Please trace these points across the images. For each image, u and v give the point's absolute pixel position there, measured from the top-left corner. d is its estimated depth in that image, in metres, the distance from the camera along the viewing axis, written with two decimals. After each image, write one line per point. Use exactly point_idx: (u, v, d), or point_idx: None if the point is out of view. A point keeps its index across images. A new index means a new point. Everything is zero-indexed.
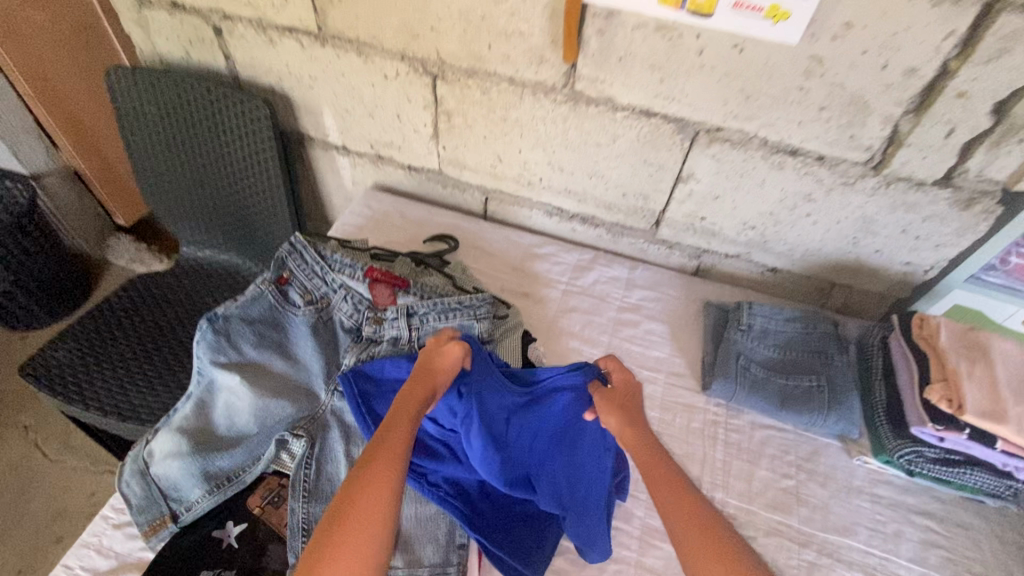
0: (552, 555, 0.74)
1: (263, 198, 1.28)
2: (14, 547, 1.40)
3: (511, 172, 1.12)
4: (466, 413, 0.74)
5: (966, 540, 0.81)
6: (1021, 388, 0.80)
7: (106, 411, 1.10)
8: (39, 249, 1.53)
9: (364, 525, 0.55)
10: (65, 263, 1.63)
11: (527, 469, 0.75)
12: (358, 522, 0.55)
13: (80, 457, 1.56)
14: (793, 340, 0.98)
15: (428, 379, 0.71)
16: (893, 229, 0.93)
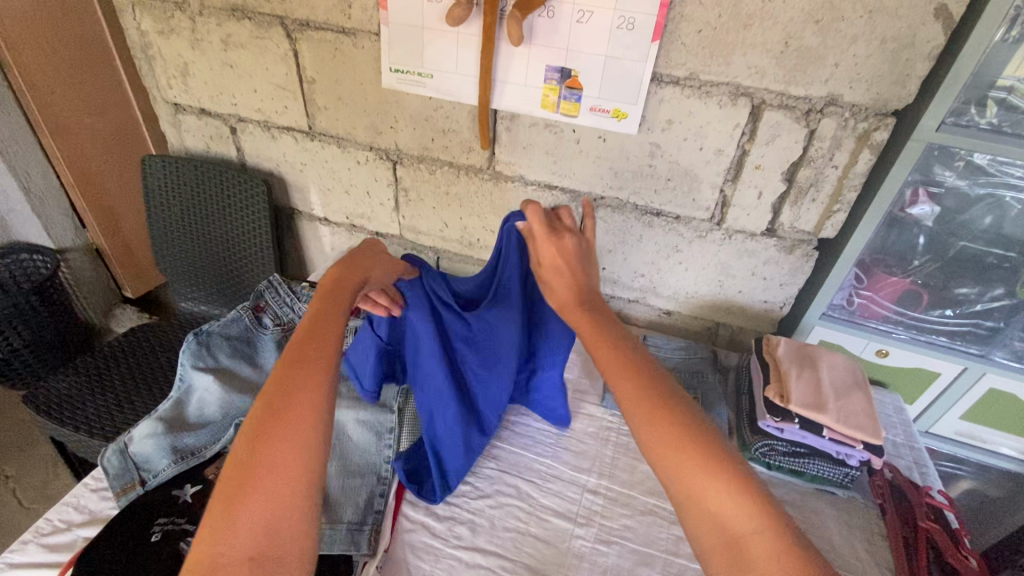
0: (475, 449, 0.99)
1: (254, 261, 1.54)
2: None
3: (455, 236, 1.40)
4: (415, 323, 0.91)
5: (816, 521, 0.95)
6: (842, 388, 1.01)
7: (94, 433, 1.24)
8: (52, 312, 1.70)
9: (289, 420, 0.61)
10: (73, 327, 1.79)
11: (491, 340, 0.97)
12: (280, 423, 0.61)
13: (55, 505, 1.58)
14: (677, 364, 1.18)
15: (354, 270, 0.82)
16: (745, 272, 1.19)
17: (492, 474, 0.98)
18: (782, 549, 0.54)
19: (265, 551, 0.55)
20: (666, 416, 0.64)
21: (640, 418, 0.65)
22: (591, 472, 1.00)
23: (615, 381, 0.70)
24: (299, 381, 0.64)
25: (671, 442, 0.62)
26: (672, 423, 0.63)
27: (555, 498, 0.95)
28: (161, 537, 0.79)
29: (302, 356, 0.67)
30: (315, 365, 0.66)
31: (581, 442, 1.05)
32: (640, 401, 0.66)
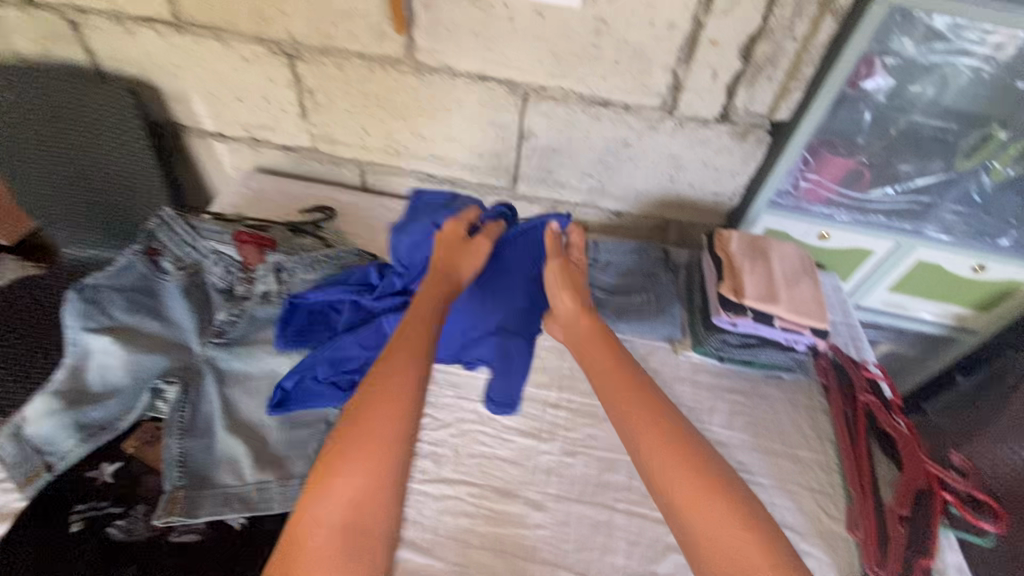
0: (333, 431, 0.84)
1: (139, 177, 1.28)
2: None
3: (379, 144, 1.22)
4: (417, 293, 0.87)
5: (765, 406, 0.99)
6: (791, 276, 1.01)
7: None
8: None
9: (396, 390, 0.65)
10: None
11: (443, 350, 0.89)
12: (384, 394, 0.64)
13: None
14: (631, 268, 1.14)
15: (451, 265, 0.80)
16: (697, 164, 1.12)
17: (450, 403, 0.93)
18: (764, 550, 0.60)
19: (355, 526, 0.58)
20: (656, 423, 0.70)
21: (635, 422, 0.70)
22: (551, 387, 0.98)
23: (609, 388, 0.75)
24: (405, 359, 0.67)
25: (652, 437, 0.68)
26: (659, 422, 0.70)
27: (517, 418, 0.93)
28: (83, 526, 0.72)
29: (412, 338, 0.70)
30: (419, 351, 0.69)
31: (538, 357, 1.02)
32: (627, 401, 0.72)
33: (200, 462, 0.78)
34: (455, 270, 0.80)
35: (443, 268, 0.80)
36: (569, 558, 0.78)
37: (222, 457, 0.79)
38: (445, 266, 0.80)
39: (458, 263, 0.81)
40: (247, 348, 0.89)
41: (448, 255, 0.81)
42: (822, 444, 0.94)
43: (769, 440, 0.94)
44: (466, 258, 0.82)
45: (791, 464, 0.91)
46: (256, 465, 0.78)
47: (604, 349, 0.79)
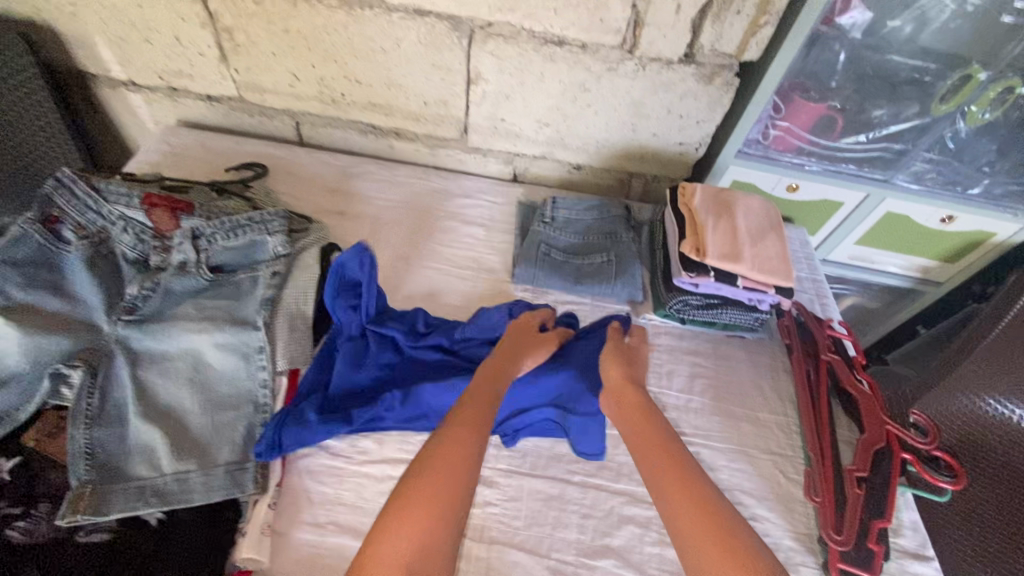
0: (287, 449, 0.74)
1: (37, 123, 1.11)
2: None
3: (313, 92, 1.10)
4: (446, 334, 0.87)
5: (727, 368, 0.95)
6: (756, 232, 0.95)
7: None
8: None
9: (448, 457, 0.61)
10: None
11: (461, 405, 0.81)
12: (431, 460, 0.60)
13: None
14: (591, 226, 1.07)
15: (515, 353, 0.81)
16: (660, 111, 1.03)
17: None
18: None
19: None
20: (694, 487, 0.63)
21: (673, 494, 0.63)
22: None
23: (648, 459, 0.69)
24: (456, 430, 0.65)
25: (691, 510, 0.61)
26: (699, 492, 0.63)
27: None
28: None
29: (469, 413, 0.68)
30: (475, 425, 0.66)
31: None
32: (672, 474, 0.65)
33: (112, 453, 0.71)
34: (518, 355, 0.81)
35: (507, 353, 0.81)
36: (519, 535, 0.74)
37: (137, 446, 0.72)
38: (512, 350, 0.82)
39: (523, 351, 0.82)
40: (162, 325, 0.80)
41: (518, 342, 0.83)
42: (782, 406, 0.92)
43: (729, 404, 0.91)
44: (529, 348, 0.83)
45: (751, 427, 0.89)
46: (174, 454, 0.71)
47: (647, 420, 0.73)
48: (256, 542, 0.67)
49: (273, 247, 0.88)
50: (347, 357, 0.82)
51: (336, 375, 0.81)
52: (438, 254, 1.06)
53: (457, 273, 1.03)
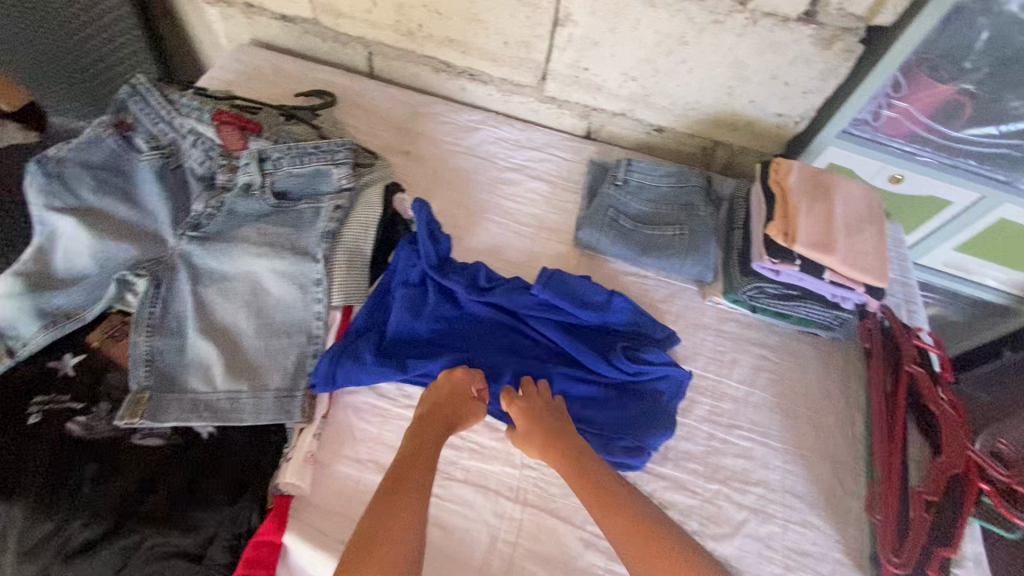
0: (335, 384, 0.74)
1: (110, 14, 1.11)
2: None
3: (389, 20, 1.05)
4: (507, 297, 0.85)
5: (794, 364, 0.89)
6: (854, 223, 0.86)
7: None
8: None
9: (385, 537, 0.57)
10: None
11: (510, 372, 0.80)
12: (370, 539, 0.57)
13: None
14: (666, 195, 0.99)
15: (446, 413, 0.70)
16: (764, 75, 0.93)
17: None
18: None
19: None
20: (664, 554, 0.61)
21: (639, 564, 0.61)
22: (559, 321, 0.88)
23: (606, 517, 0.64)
24: (390, 503, 0.60)
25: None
26: (668, 557, 0.61)
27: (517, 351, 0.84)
28: (41, 419, 0.66)
29: (406, 481, 0.62)
30: (415, 497, 0.61)
31: None
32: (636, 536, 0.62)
33: (170, 363, 0.72)
34: (458, 423, 0.70)
35: (436, 417, 0.70)
36: (556, 503, 0.73)
37: (193, 360, 0.73)
38: (447, 410, 0.70)
39: (460, 414, 0.71)
40: (225, 245, 0.80)
41: (446, 402, 0.71)
42: (851, 414, 0.86)
43: (792, 403, 0.85)
44: (463, 404, 0.71)
45: (812, 429, 0.83)
46: (227, 373, 0.72)
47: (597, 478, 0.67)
48: (299, 470, 0.68)
49: (337, 179, 0.85)
50: (404, 303, 0.82)
51: (392, 320, 0.81)
52: (501, 207, 1.01)
53: (518, 229, 0.99)
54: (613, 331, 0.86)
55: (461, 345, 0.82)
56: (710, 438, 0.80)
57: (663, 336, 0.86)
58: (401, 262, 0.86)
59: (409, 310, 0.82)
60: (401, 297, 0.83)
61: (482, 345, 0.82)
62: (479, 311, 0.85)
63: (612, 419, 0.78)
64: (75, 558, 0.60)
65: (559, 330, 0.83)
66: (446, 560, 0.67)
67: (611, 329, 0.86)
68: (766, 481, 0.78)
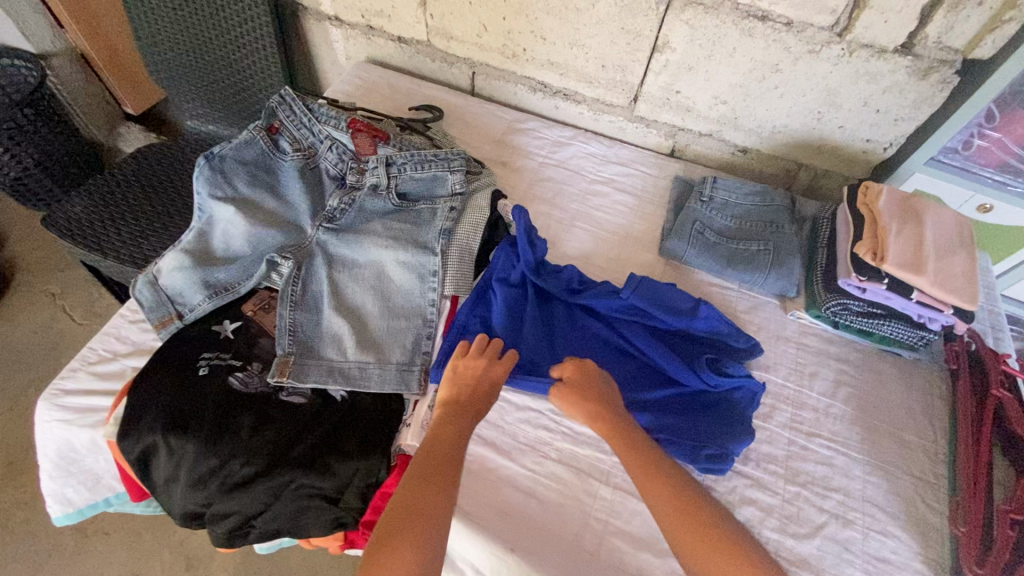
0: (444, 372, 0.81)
1: (254, 43, 1.29)
2: (20, 375, 1.38)
3: (497, 43, 1.16)
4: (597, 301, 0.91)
5: (876, 381, 0.91)
6: (944, 248, 0.88)
7: (107, 254, 1.12)
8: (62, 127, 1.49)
9: (425, 511, 0.63)
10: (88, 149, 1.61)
11: None
12: (409, 514, 0.62)
13: (84, 307, 1.51)
14: (750, 212, 1.05)
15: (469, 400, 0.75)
16: (855, 102, 0.97)
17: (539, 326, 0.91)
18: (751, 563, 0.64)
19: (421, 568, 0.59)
20: (697, 523, 0.66)
21: (674, 528, 0.66)
22: None
23: (637, 475, 0.71)
24: (429, 482, 0.65)
25: (687, 533, 0.66)
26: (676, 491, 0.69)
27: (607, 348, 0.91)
28: (209, 371, 0.78)
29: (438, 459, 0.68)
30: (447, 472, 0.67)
31: None
32: (667, 503, 0.68)
33: (308, 335, 0.83)
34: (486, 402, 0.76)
35: (463, 400, 0.75)
36: None
37: (328, 333, 0.84)
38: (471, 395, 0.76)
39: (485, 392, 0.76)
40: (355, 236, 0.91)
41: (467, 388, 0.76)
42: (934, 433, 0.87)
43: (874, 417, 0.87)
44: (488, 384, 0.77)
45: (894, 445, 0.85)
46: (358, 346, 0.82)
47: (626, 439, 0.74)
48: (417, 434, 0.77)
49: (452, 183, 0.96)
50: (505, 300, 0.88)
51: (494, 316, 0.87)
52: (590, 216, 1.09)
53: (605, 236, 1.06)
54: (698, 337, 0.91)
55: (553, 341, 0.88)
56: (790, 443, 0.84)
57: (744, 346, 0.90)
58: (501, 262, 0.93)
59: (507, 306, 0.88)
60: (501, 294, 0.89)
61: (574, 346, 0.88)
62: (570, 313, 0.92)
63: (695, 428, 0.81)
64: (236, 490, 0.70)
65: (647, 333, 0.89)
66: (541, 528, 0.74)
67: (696, 335, 0.91)
68: (845, 488, 0.81)
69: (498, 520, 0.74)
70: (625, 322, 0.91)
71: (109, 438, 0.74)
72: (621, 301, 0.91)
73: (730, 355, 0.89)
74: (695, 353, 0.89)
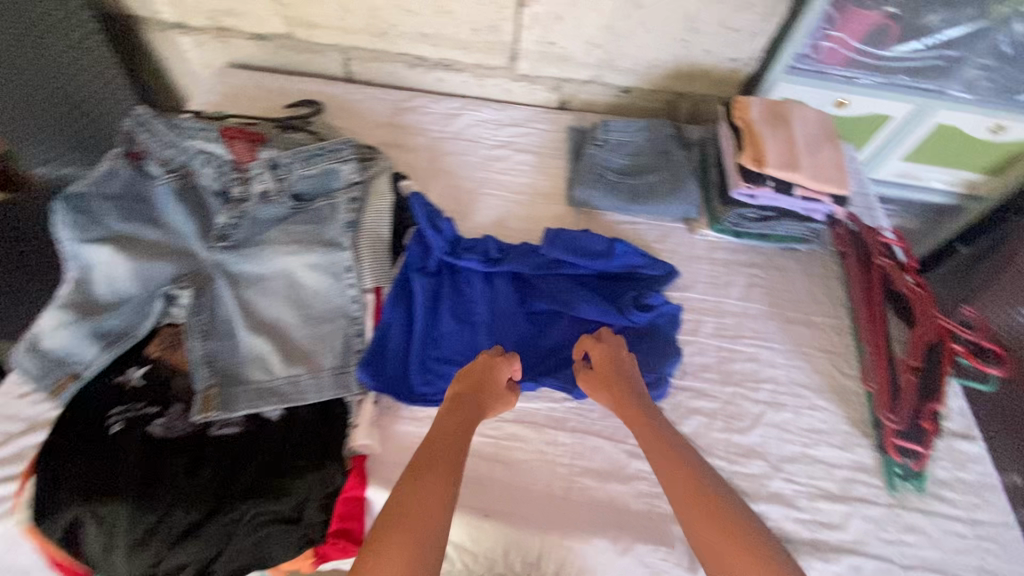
0: (382, 375, 0.79)
1: (90, 60, 1.12)
2: None
3: (363, 24, 1.12)
4: (518, 266, 0.92)
5: (781, 277, 0.99)
6: (813, 143, 0.96)
7: None
8: None
9: (423, 511, 0.58)
10: None
11: (530, 336, 0.88)
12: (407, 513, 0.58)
13: None
14: (643, 147, 1.09)
15: (476, 396, 0.72)
16: (713, 25, 1.03)
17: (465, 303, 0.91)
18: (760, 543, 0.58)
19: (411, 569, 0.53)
20: (705, 497, 0.62)
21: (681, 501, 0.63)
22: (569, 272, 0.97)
23: (655, 457, 0.68)
24: (432, 479, 0.61)
25: (686, 500, 0.62)
26: (687, 471, 0.65)
27: None
28: (124, 427, 0.71)
29: (438, 457, 0.64)
30: (450, 470, 0.63)
31: None
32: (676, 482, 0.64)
33: (227, 362, 0.78)
34: (495, 399, 0.73)
35: (471, 397, 0.72)
36: (597, 424, 0.82)
37: (249, 354, 0.79)
38: (477, 392, 0.73)
39: (496, 391, 0.74)
40: (254, 249, 0.86)
41: (475, 388, 0.73)
42: (836, 310, 0.96)
43: (785, 308, 0.96)
44: (499, 381, 0.75)
45: (806, 328, 0.94)
46: (284, 360, 0.78)
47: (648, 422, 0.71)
48: (369, 432, 0.75)
49: (347, 174, 0.92)
50: (426, 290, 0.87)
51: (419, 306, 0.86)
52: (495, 181, 1.09)
53: (514, 198, 1.07)
54: (619, 274, 0.95)
55: (482, 313, 0.88)
56: (719, 350, 0.90)
57: (660, 272, 0.95)
58: (415, 254, 0.92)
59: (429, 296, 0.88)
60: (421, 284, 0.88)
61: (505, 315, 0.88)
62: (494, 285, 0.92)
63: (631, 361, 0.86)
64: (183, 541, 0.65)
65: (570, 285, 0.92)
66: (511, 488, 0.75)
67: (616, 273, 0.95)
68: (773, 377, 0.88)
69: (468, 491, 0.74)
70: (548, 280, 0.93)
71: (23, 526, 0.67)
72: (538, 262, 0.93)
73: (650, 283, 0.94)
74: (618, 289, 0.93)
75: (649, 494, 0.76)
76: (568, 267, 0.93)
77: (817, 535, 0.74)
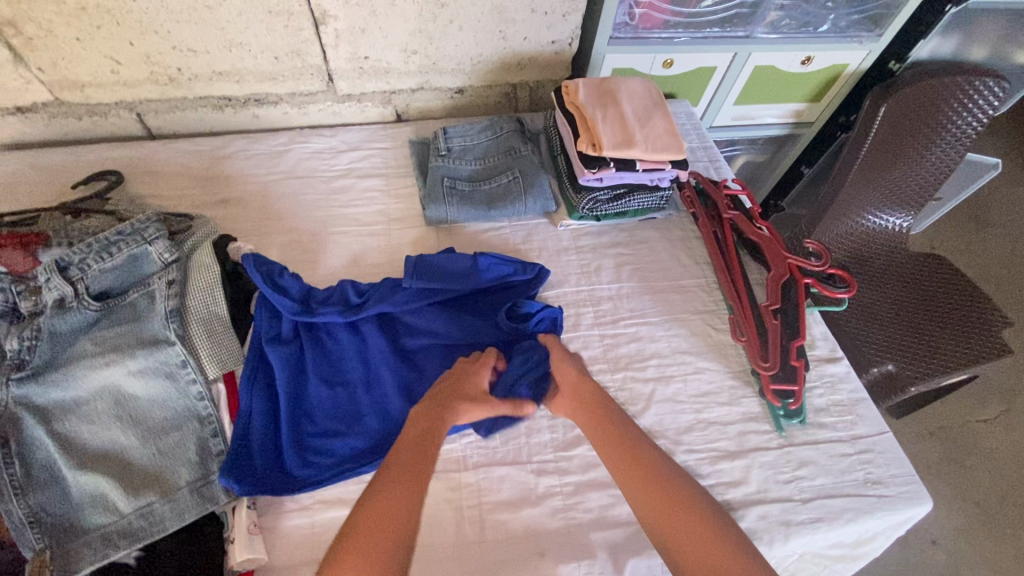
0: (254, 477, 0.71)
1: None
2: None
3: (143, 74, 0.98)
4: (386, 305, 0.85)
5: (646, 249, 1.01)
6: (643, 115, 0.97)
7: None
8: None
9: (396, 513, 0.58)
10: None
11: (413, 379, 0.82)
12: (382, 515, 0.58)
13: None
14: (489, 149, 1.05)
15: (447, 398, 0.73)
16: (524, 11, 1.00)
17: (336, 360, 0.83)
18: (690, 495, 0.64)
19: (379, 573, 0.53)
20: (642, 462, 0.67)
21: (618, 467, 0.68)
22: None
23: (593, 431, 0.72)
24: (404, 480, 0.62)
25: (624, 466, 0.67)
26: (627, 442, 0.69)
27: None
28: None
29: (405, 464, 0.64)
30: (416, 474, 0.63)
31: None
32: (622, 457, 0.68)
33: (61, 514, 0.66)
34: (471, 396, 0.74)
35: (441, 398, 0.73)
36: (500, 452, 0.79)
37: (86, 495, 0.68)
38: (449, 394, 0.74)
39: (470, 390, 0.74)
40: (63, 370, 0.71)
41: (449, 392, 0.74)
42: (701, 269, 1.00)
43: (656, 280, 0.98)
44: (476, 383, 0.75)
45: (679, 295, 0.96)
46: (128, 492, 0.68)
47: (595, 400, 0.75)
48: (249, 544, 0.67)
49: (157, 256, 0.81)
50: (284, 364, 0.78)
51: (280, 383, 0.77)
52: (343, 217, 1.01)
53: (367, 230, 0.99)
54: (489, 287, 0.92)
55: (356, 369, 0.82)
56: (603, 339, 0.90)
57: (530, 276, 0.92)
58: (263, 323, 0.82)
59: (292, 366, 0.79)
60: (278, 357, 0.79)
61: (379, 365, 0.82)
62: (363, 332, 0.85)
63: None
64: None
65: (442, 313, 0.87)
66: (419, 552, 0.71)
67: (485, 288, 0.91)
68: (658, 352, 0.90)
69: None
70: (421, 311, 0.87)
71: None
72: (406, 294, 0.86)
73: (521, 289, 0.92)
74: (490, 304, 0.90)
75: (563, 508, 0.75)
76: (439, 292, 0.87)
77: (725, 496, 0.77)
